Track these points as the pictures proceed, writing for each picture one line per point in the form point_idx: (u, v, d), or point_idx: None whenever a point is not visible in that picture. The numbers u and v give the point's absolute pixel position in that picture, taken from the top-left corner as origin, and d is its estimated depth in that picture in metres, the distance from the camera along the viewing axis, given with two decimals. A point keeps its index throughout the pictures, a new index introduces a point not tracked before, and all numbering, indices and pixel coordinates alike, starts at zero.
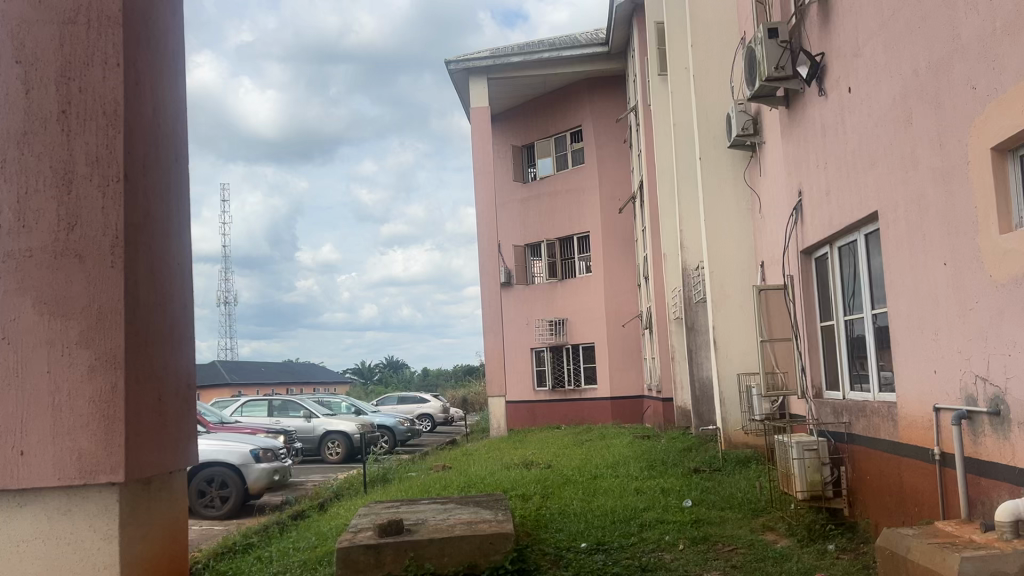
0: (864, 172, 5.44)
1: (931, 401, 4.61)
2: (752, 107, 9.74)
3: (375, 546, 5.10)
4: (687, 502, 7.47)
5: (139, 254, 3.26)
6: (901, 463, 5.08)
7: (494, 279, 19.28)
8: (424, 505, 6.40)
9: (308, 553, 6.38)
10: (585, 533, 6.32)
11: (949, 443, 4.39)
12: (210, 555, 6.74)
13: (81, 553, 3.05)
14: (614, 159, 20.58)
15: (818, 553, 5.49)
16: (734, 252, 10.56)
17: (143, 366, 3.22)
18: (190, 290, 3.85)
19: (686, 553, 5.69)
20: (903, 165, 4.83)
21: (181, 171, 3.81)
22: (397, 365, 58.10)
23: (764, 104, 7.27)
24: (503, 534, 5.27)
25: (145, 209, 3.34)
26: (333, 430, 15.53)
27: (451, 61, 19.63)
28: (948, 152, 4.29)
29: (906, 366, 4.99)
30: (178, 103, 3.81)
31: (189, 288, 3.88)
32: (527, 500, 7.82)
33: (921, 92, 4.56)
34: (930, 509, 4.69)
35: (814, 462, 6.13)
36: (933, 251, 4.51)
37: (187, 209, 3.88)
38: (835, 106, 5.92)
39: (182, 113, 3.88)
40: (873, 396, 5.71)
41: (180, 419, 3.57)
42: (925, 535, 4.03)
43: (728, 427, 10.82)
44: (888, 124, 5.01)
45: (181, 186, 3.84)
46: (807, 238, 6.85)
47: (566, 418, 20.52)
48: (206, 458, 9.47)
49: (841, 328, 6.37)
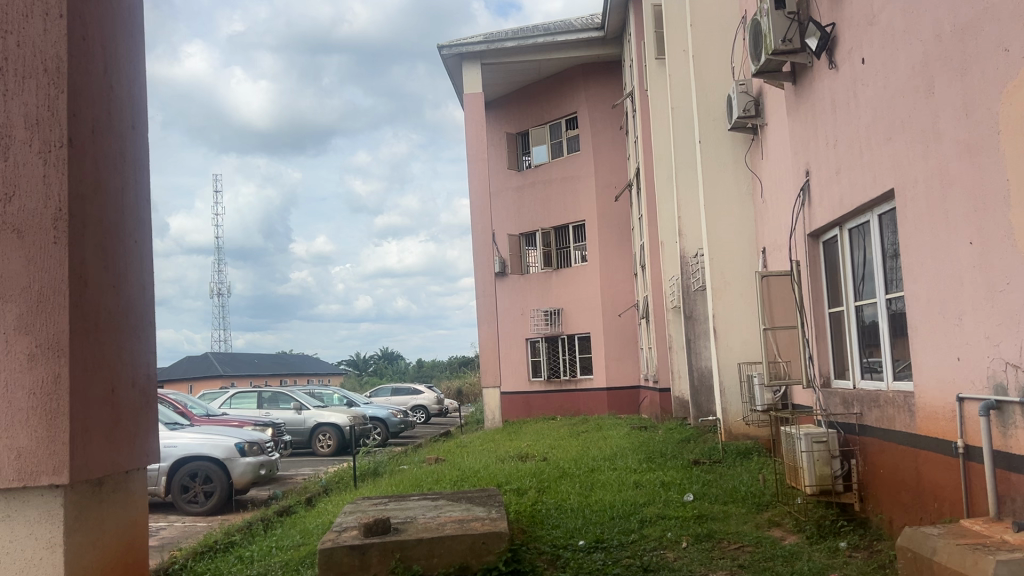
0: (878, 148, 5.12)
1: (954, 391, 4.31)
2: (755, 88, 9.42)
3: (359, 546, 4.80)
4: (688, 496, 7.18)
5: (85, 229, 2.94)
6: (919, 456, 4.78)
7: (487, 269, 18.99)
8: (414, 501, 6.11)
9: (291, 553, 6.07)
10: (583, 530, 6.03)
11: (975, 436, 4.09)
12: (188, 555, 6.42)
13: (23, 564, 2.74)
14: (609, 146, 20.24)
15: (829, 551, 5.21)
16: (734, 238, 10.25)
17: (91, 354, 2.91)
18: (149, 271, 3.55)
19: (690, 551, 5.40)
20: (924, 138, 4.51)
21: (138, 140, 3.50)
22: (392, 357, 57.57)
23: (770, 80, 6.94)
24: (496, 534, 4.95)
25: (93, 180, 3.03)
26: (324, 422, 15.11)
27: (443, 46, 19.28)
28: (975, 123, 3.97)
29: (925, 354, 4.68)
30: (131, 66, 3.50)
31: (148, 269, 3.57)
32: (521, 495, 7.53)
33: (945, 59, 4.25)
34: (952, 506, 4.38)
35: (824, 456, 5.78)
36: (957, 229, 4.20)
37: (144, 182, 3.59)
38: (847, 79, 5.60)
39: (137, 77, 3.58)
40: (887, 386, 5.42)
41: (136, 414, 3.27)
42: (951, 535, 3.73)
43: (729, 418, 10.45)
44: (907, 94, 4.69)
45: (137, 158, 3.54)
46: (815, 220, 6.53)
47: (561, 409, 20.23)
48: (189, 452, 9.11)
49: (851, 314, 6.07)
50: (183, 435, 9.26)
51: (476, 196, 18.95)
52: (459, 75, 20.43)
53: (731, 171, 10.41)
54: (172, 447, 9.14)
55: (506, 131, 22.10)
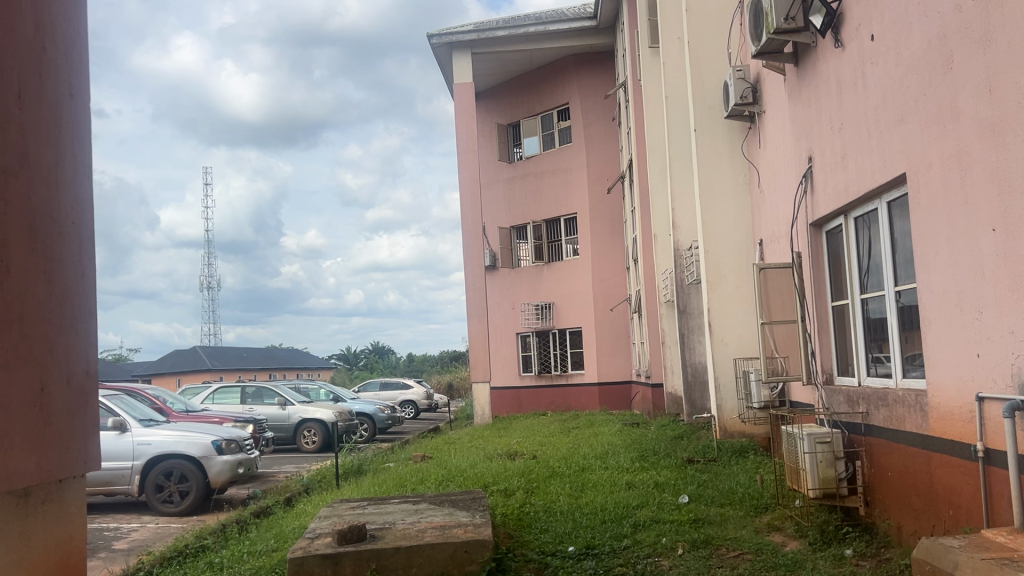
0: (889, 130, 4.80)
1: (973, 390, 4.00)
2: (752, 74, 9.12)
3: (332, 555, 4.47)
4: (684, 498, 6.86)
5: (8, 209, 2.72)
6: (933, 459, 4.48)
7: (477, 262, 18.63)
8: (394, 504, 5.78)
9: (263, 559, 5.73)
10: (573, 535, 5.71)
11: (997, 439, 3.78)
12: (156, 560, 6.07)
13: None
14: (602, 137, 19.91)
15: (835, 560, 4.91)
16: (730, 230, 9.93)
17: (16, 349, 2.70)
18: (88, 255, 3.33)
19: (686, 559, 5.09)
20: (940, 117, 4.18)
21: (75, 112, 3.28)
22: (383, 351, 56.86)
23: (771, 62, 6.62)
24: (480, 543, 4.62)
25: (19, 156, 2.81)
26: (310, 417, 14.74)
27: (432, 35, 18.89)
28: (999, 99, 3.65)
29: (940, 350, 4.36)
30: (62, 27, 3.25)
31: (87, 253, 3.36)
32: (509, 497, 7.20)
33: (965, 30, 3.92)
34: (970, 513, 4.08)
35: (827, 457, 5.47)
36: (978, 215, 3.89)
37: (84, 159, 3.37)
38: (854, 58, 5.27)
39: (75, 43, 3.36)
40: (896, 383, 5.11)
41: (72, 413, 3.06)
42: (974, 548, 3.40)
43: (723, 414, 10.14)
44: (922, 70, 4.37)
45: (76, 132, 3.32)
46: (817, 209, 6.22)
47: (552, 405, 19.93)
48: (165, 450, 8.72)
49: (857, 307, 5.75)
50: (158, 432, 8.86)
51: (466, 187, 18.58)
52: (449, 65, 20.05)
53: (727, 159, 10.08)
54: (147, 445, 8.69)
55: (496, 122, 21.73)
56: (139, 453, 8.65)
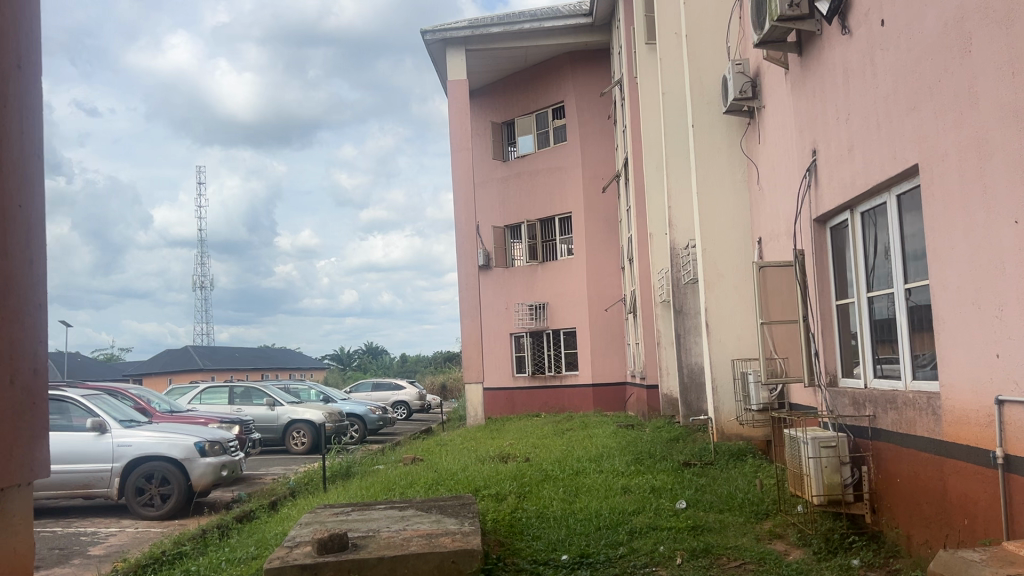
0: (900, 120, 4.57)
1: (992, 393, 3.77)
2: (752, 68, 8.90)
3: (311, 566, 4.20)
4: (681, 503, 6.62)
5: None
6: (945, 465, 4.25)
7: (471, 261, 18.36)
8: (379, 511, 5.51)
9: (242, 568, 5.48)
10: (566, 543, 5.47)
11: (1018, 446, 3.54)
12: (130, 568, 5.80)
13: None
14: (597, 136, 19.68)
15: (841, 571, 4.69)
16: (728, 228, 9.71)
17: None
18: (32, 243, 3.15)
19: (685, 569, 4.85)
20: (958, 104, 3.96)
21: (14, 87, 3.10)
22: (376, 352, 56.31)
23: (774, 51, 6.39)
24: (468, 552, 4.37)
25: None
26: (299, 418, 14.46)
27: (426, 31, 18.62)
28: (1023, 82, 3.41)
29: (954, 350, 4.13)
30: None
31: (31, 239, 3.18)
32: (500, 502, 6.93)
33: (985, 11, 3.69)
34: (987, 524, 3.84)
35: (832, 462, 5.23)
36: (999, 206, 3.65)
37: (25, 138, 3.18)
38: (863, 44, 5.05)
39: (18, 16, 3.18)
40: (905, 386, 4.88)
41: (13, 415, 2.87)
42: (997, 563, 3.16)
43: (721, 416, 9.88)
44: (937, 55, 4.14)
45: (18, 108, 3.13)
46: (822, 204, 5.99)
47: (546, 406, 19.70)
48: (145, 451, 8.46)
49: (863, 306, 5.53)
50: (139, 433, 8.59)
51: (459, 185, 18.33)
52: (443, 62, 19.79)
53: (725, 156, 9.86)
54: (126, 447, 8.43)
55: (490, 120, 21.48)
56: (118, 455, 8.39)
